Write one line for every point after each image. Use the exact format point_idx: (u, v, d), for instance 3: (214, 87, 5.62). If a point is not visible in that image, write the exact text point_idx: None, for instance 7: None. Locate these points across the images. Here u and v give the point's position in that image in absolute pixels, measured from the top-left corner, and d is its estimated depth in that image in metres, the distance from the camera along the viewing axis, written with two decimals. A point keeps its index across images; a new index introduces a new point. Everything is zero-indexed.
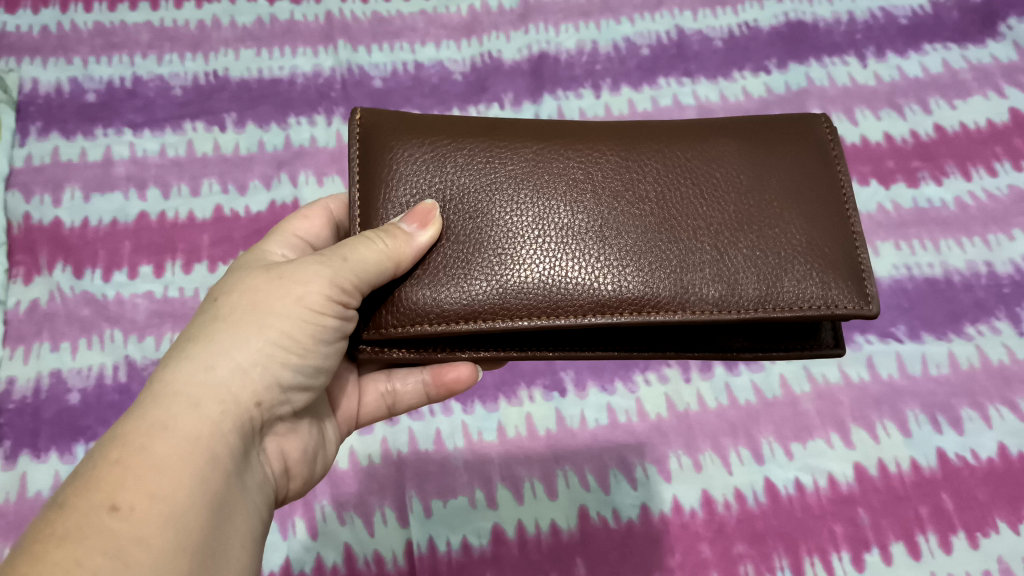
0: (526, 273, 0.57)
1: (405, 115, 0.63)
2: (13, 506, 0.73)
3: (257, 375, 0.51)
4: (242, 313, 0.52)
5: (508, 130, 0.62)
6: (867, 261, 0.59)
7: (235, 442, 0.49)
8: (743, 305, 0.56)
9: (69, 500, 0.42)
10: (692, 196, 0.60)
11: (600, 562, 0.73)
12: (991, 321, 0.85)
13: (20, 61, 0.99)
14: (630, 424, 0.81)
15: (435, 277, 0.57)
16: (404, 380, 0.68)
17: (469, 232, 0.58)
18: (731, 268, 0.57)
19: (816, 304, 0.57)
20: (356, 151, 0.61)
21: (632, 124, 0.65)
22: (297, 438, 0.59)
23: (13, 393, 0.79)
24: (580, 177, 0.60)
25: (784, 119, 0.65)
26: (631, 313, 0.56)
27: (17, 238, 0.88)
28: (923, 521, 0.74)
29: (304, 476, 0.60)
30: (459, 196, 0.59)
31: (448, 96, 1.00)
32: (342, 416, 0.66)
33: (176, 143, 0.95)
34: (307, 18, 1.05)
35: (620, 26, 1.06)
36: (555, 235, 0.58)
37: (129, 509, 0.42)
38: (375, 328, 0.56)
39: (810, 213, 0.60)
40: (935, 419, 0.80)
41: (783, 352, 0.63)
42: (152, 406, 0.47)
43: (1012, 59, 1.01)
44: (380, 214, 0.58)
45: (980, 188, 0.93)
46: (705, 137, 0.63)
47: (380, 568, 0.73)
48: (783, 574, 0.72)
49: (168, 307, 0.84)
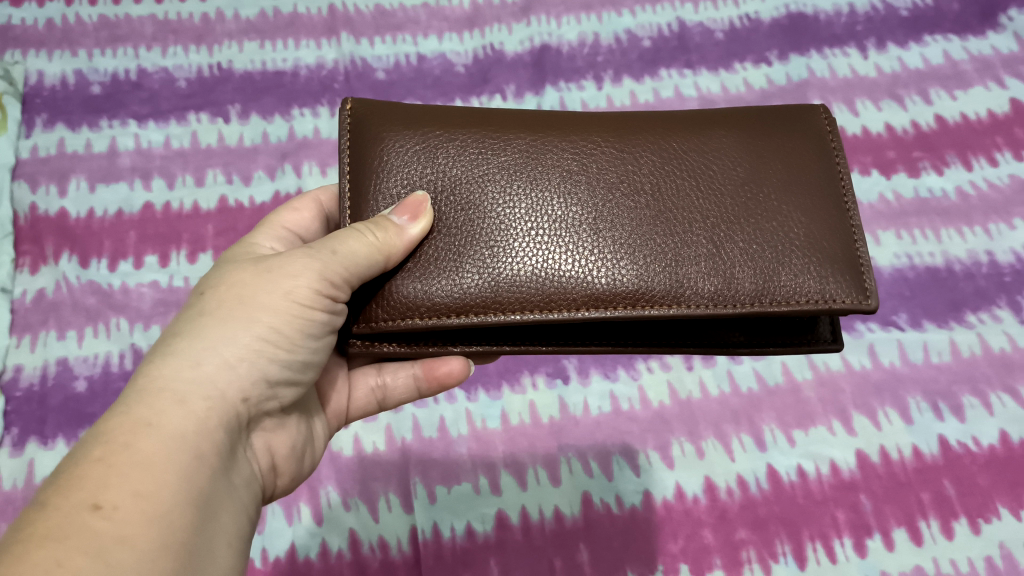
0: (519, 265, 0.57)
1: (397, 105, 0.63)
2: (21, 493, 0.74)
3: (244, 371, 0.51)
4: (230, 308, 0.53)
5: (502, 121, 0.63)
6: (865, 254, 0.59)
7: (222, 438, 0.49)
8: (738, 299, 0.57)
9: (50, 499, 0.42)
10: (687, 189, 0.60)
11: (603, 548, 0.74)
12: (992, 309, 0.85)
13: (26, 54, 1.00)
14: (632, 412, 0.81)
15: (426, 269, 0.57)
16: (395, 375, 0.68)
17: (462, 225, 0.58)
18: (727, 261, 0.58)
19: (813, 298, 0.57)
20: (346, 142, 0.61)
21: (629, 115, 0.66)
22: (284, 434, 0.59)
23: (21, 381, 0.79)
24: (574, 169, 0.61)
25: (784, 110, 0.66)
26: (624, 307, 0.56)
27: (22, 228, 0.88)
28: (925, 507, 0.75)
29: (292, 473, 0.60)
30: (452, 187, 0.59)
31: (450, 88, 1.01)
32: (331, 412, 0.66)
33: (180, 134, 0.96)
34: (309, 11, 1.05)
35: (621, 18, 1.06)
36: (549, 227, 0.59)
37: (112, 507, 0.42)
38: (366, 323, 0.56)
39: (808, 206, 0.60)
40: (936, 406, 0.80)
41: (780, 347, 0.63)
42: (138, 402, 0.47)
43: (1012, 50, 1.02)
44: (371, 205, 0.58)
45: (981, 178, 0.93)
46: (701, 129, 0.63)
47: (385, 553, 0.73)
48: (785, 559, 0.73)
49: (173, 296, 0.85)
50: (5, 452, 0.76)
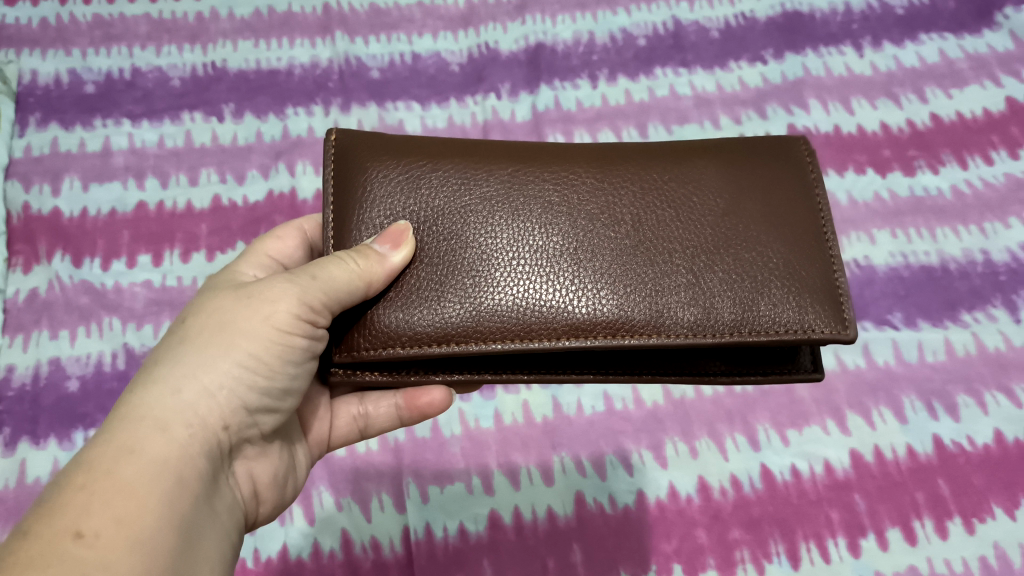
0: (499, 295, 0.57)
1: (382, 136, 0.63)
2: (12, 493, 0.73)
3: (224, 398, 0.51)
4: (210, 335, 0.52)
5: (484, 152, 0.63)
6: (845, 285, 0.59)
7: (203, 465, 0.49)
8: (718, 329, 0.57)
9: (33, 527, 0.42)
10: (668, 219, 0.60)
11: (596, 548, 0.73)
12: (988, 308, 0.85)
13: (19, 53, 1.00)
14: (626, 411, 0.81)
15: (407, 299, 0.57)
16: (377, 403, 0.68)
17: (443, 254, 0.58)
18: (707, 291, 0.58)
19: (792, 328, 0.57)
20: (330, 172, 0.61)
21: (610, 146, 0.66)
22: (267, 462, 0.58)
23: (13, 381, 0.79)
24: (555, 199, 0.60)
25: (763, 141, 0.66)
26: (604, 337, 0.56)
27: (15, 228, 0.88)
28: (920, 506, 0.74)
29: (274, 500, 0.60)
30: (434, 218, 0.59)
31: (445, 87, 1.01)
32: (313, 439, 0.66)
33: (174, 133, 0.95)
34: (304, 10, 1.05)
35: (616, 17, 1.06)
36: (529, 257, 0.58)
37: (94, 535, 0.41)
38: (347, 351, 0.56)
39: (787, 236, 0.60)
40: (930, 405, 0.80)
41: (761, 376, 0.63)
42: (119, 429, 0.47)
43: (1008, 49, 1.01)
44: (354, 235, 0.58)
45: (976, 177, 0.93)
46: (682, 160, 0.63)
47: (378, 553, 0.73)
48: (778, 559, 0.72)
49: (166, 296, 0.85)
50: None
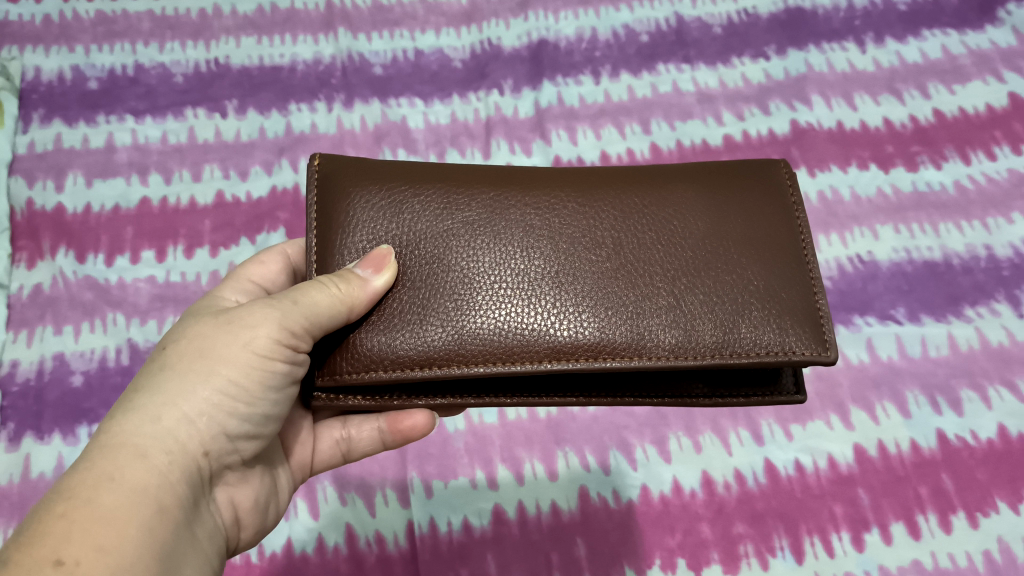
0: (481, 319, 0.57)
1: (365, 160, 0.63)
2: (17, 488, 0.73)
3: (205, 425, 0.51)
4: (190, 361, 0.52)
5: (466, 176, 0.63)
6: (825, 306, 0.59)
7: (184, 492, 0.49)
8: (698, 351, 0.57)
9: (12, 556, 0.42)
10: (649, 242, 0.60)
11: (600, 542, 0.74)
12: (991, 303, 0.85)
13: (23, 49, 1.00)
14: (629, 407, 0.81)
15: (390, 322, 0.57)
16: (359, 427, 0.69)
17: (426, 278, 0.58)
18: (687, 314, 0.58)
19: (773, 350, 0.57)
20: (313, 198, 0.61)
21: (591, 169, 0.66)
22: (248, 488, 0.58)
23: (17, 376, 0.79)
24: (537, 223, 0.60)
25: (743, 164, 0.66)
26: (585, 360, 0.56)
27: (19, 224, 0.88)
28: (923, 501, 0.74)
29: (256, 525, 0.60)
30: (417, 242, 0.59)
31: (448, 83, 1.01)
32: (296, 463, 0.66)
33: (176, 130, 0.95)
34: (307, 7, 1.05)
35: (619, 13, 1.06)
36: (511, 281, 0.58)
37: (74, 562, 0.41)
38: (330, 375, 0.56)
39: (768, 258, 0.60)
40: (934, 400, 0.80)
41: (744, 398, 0.62)
42: (100, 456, 0.47)
43: (1011, 44, 1.01)
44: (337, 259, 0.58)
45: (979, 172, 0.93)
46: (663, 183, 0.63)
47: (382, 548, 0.73)
48: (782, 554, 0.72)
49: (170, 291, 0.85)
50: (3, 447, 0.75)
